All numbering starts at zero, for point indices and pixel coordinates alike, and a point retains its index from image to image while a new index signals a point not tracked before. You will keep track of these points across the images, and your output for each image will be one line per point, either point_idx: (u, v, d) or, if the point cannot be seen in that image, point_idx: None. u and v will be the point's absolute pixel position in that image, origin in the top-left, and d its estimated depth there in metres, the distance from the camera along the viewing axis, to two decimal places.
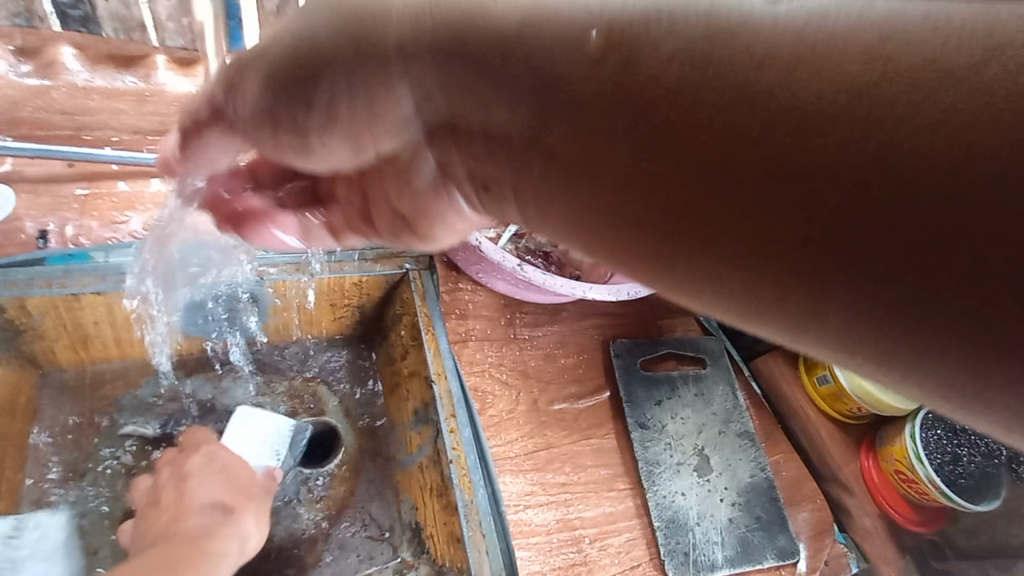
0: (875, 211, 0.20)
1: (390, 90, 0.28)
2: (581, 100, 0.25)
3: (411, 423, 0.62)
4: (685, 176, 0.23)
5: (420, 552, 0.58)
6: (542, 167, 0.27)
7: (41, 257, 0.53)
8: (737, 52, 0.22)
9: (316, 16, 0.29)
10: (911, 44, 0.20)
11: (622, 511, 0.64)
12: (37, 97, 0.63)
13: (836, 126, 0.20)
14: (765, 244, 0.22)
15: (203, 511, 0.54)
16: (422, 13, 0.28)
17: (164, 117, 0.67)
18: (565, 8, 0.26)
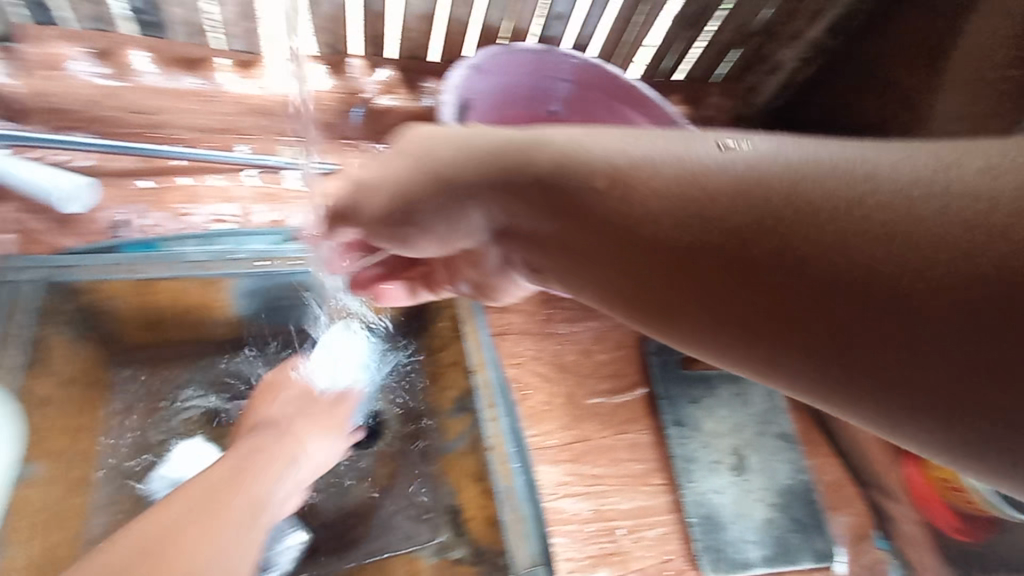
0: (847, 323, 0.29)
1: (465, 218, 0.40)
2: (621, 227, 0.35)
3: (451, 411, 0.64)
4: (708, 289, 0.32)
5: (458, 533, 0.59)
6: (595, 266, 0.37)
7: (114, 244, 0.57)
8: (729, 201, 0.32)
9: (408, 164, 0.40)
10: (830, 196, 0.30)
11: (656, 505, 0.65)
12: (112, 97, 0.67)
13: (812, 262, 0.29)
14: (770, 343, 0.32)
15: (271, 425, 0.57)
16: (488, 152, 0.39)
17: (227, 116, 0.72)
18: (595, 156, 0.36)
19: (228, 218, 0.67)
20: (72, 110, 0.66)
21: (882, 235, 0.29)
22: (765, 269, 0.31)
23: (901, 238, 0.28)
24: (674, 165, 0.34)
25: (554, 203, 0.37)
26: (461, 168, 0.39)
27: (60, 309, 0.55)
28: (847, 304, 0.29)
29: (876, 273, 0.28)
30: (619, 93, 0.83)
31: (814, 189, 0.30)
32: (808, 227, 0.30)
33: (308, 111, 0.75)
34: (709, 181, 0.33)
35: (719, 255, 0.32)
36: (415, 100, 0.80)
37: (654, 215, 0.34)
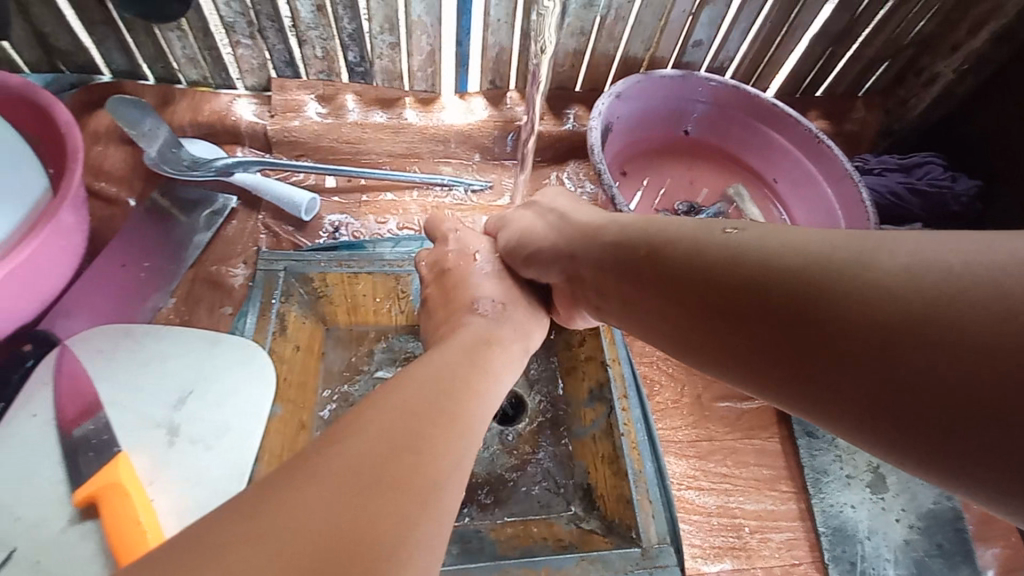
0: (830, 361, 0.32)
1: (553, 258, 0.54)
2: (652, 278, 0.44)
3: (586, 399, 0.72)
4: (722, 329, 0.39)
5: (590, 508, 0.68)
6: (637, 307, 0.45)
7: (337, 246, 0.76)
8: (737, 259, 0.39)
9: (528, 219, 0.58)
10: (818, 252, 0.35)
11: (784, 510, 0.67)
12: (329, 130, 0.85)
13: (793, 307, 0.35)
14: (779, 379, 0.36)
15: (487, 305, 0.56)
16: (570, 214, 0.55)
17: (408, 142, 0.88)
18: (632, 225, 0.47)
19: (412, 225, 0.84)
20: (300, 141, 0.85)
21: (839, 301, 0.32)
22: (745, 324, 0.37)
23: (873, 286, 0.31)
24: (686, 240, 0.42)
25: (603, 258, 0.48)
26: (557, 226, 0.55)
27: (295, 292, 0.71)
28: (808, 357, 0.34)
29: (839, 323, 0.32)
30: (752, 109, 0.87)
31: (793, 263, 0.36)
32: (795, 277, 0.35)
33: (471, 137, 0.89)
34: (712, 247, 0.40)
35: (710, 311, 0.39)
36: (560, 124, 0.90)
37: (667, 275, 0.43)
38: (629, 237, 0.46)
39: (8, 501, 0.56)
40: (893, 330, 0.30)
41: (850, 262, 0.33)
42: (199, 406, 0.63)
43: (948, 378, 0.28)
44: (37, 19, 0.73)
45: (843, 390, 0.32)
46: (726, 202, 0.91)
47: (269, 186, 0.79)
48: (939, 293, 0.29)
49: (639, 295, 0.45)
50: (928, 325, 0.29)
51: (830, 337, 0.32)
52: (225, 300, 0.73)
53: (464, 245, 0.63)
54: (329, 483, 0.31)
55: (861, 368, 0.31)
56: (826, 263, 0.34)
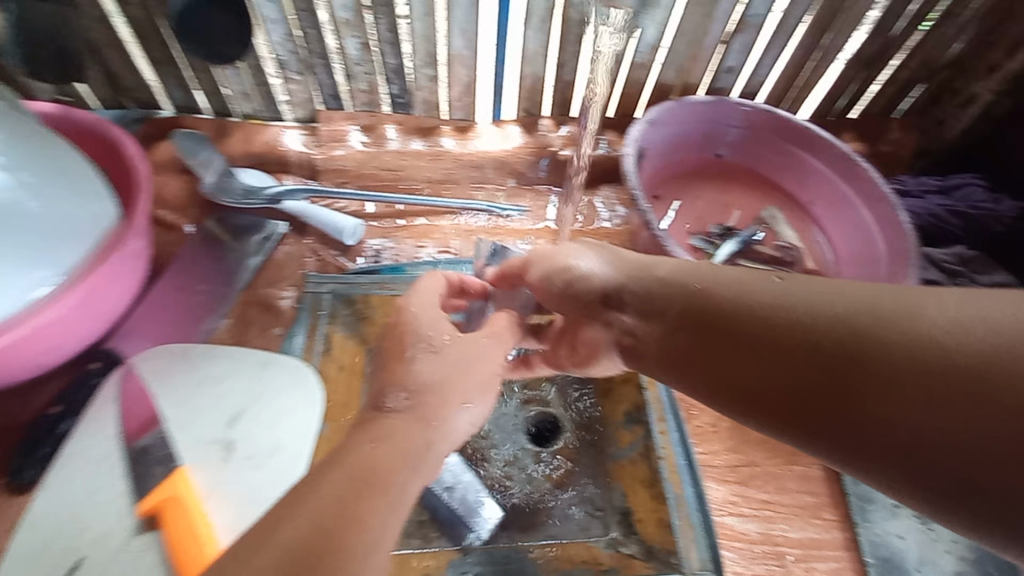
0: (861, 404, 0.35)
1: (595, 304, 0.54)
2: (688, 321, 0.46)
3: (623, 422, 0.73)
4: (753, 371, 0.41)
5: (629, 533, 0.66)
6: (670, 349, 0.47)
7: (378, 269, 0.78)
8: (775, 306, 0.41)
9: (556, 265, 0.57)
10: (858, 302, 0.38)
11: (828, 539, 0.65)
12: (372, 158, 0.89)
13: (827, 354, 0.37)
14: (807, 421, 0.38)
15: (398, 397, 0.49)
16: (608, 259, 0.54)
17: (445, 169, 0.91)
18: (674, 270, 0.49)
19: (450, 250, 0.87)
20: (345, 169, 0.89)
21: (886, 349, 0.35)
22: (783, 367, 0.40)
23: (908, 337, 0.34)
24: (727, 287, 0.44)
25: (645, 301, 0.49)
26: (598, 264, 0.54)
27: (340, 314, 0.73)
28: (849, 401, 0.36)
29: (872, 372, 0.35)
30: (789, 135, 0.88)
31: (831, 312, 0.38)
32: (832, 325, 0.38)
33: (506, 163, 0.92)
34: (753, 294, 0.43)
35: (750, 355, 0.41)
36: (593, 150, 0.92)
37: (701, 322, 0.45)
38: (671, 282, 0.48)
39: (76, 513, 0.60)
40: (930, 378, 0.33)
41: (887, 317, 0.36)
42: (253, 424, 0.66)
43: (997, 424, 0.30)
44: (109, 62, 0.79)
45: (883, 433, 0.34)
46: (761, 225, 0.91)
47: (317, 213, 0.83)
48: (992, 345, 0.31)
49: (674, 337, 0.47)
50: (978, 374, 0.31)
51: (862, 383, 0.35)
52: (274, 323, 0.75)
53: (401, 322, 0.53)
54: (298, 521, 0.40)
55: (907, 411, 0.33)
56: (865, 313, 0.37)
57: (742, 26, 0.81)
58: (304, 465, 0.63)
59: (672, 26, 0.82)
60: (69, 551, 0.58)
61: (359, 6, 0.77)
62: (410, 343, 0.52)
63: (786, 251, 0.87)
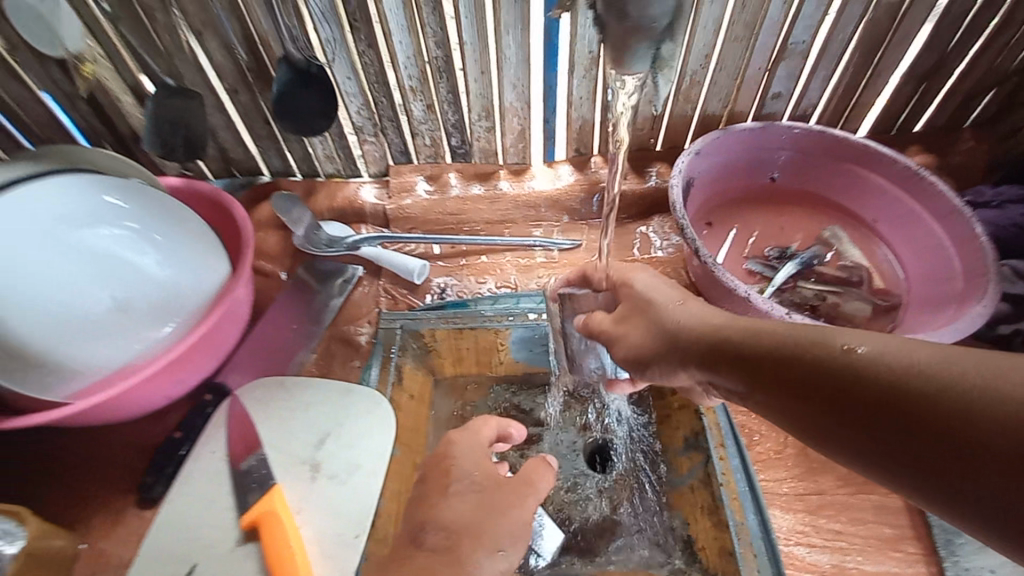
0: (941, 454, 0.35)
1: (669, 371, 0.53)
2: (763, 370, 0.45)
3: (681, 448, 0.73)
4: (831, 415, 0.41)
5: (692, 561, 0.67)
6: (745, 388, 0.47)
7: (444, 306, 0.85)
8: (854, 361, 0.40)
9: (625, 342, 0.56)
10: (937, 364, 0.37)
11: (909, 573, 0.62)
12: (436, 204, 0.98)
13: (907, 409, 0.37)
14: (887, 464, 0.38)
15: (433, 535, 0.54)
16: (678, 324, 0.52)
17: (503, 210, 0.99)
18: (743, 324, 0.48)
19: (509, 284, 0.93)
20: (414, 216, 0.98)
21: (962, 390, 0.36)
22: (853, 410, 0.40)
23: (991, 401, 0.34)
24: (804, 335, 0.44)
25: (704, 351, 0.49)
26: (667, 320, 0.53)
27: (410, 347, 0.82)
28: (925, 436, 0.36)
29: (953, 430, 0.35)
30: (848, 153, 0.86)
31: (903, 359, 0.39)
32: (914, 384, 0.37)
33: (559, 201, 0.98)
34: (828, 349, 0.42)
35: (819, 397, 0.41)
36: (643, 183, 0.96)
37: (776, 369, 0.44)
38: (734, 334, 0.48)
39: (192, 524, 0.69)
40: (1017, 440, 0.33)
41: (967, 381, 0.36)
42: (335, 446, 0.73)
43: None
44: (221, 140, 0.95)
45: (976, 481, 0.34)
46: (822, 244, 0.89)
47: (388, 258, 0.92)
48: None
49: (749, 381, 0.46)
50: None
51: (943, 440, 0.35)
52: (354, 356, 0.86)
53: (445, 453, 0.60)
54: None
55: (990, 451, 0.34)
56: (945, 367, 0.37)
57: (786, 54, 0.83)
58: (379, 485, 0.70)
59: (713, 61, 0.84)
60: (184, 557, 0.67)
61: (422, 74, 0.87)
62: (452, 474, 0.58)
63: (851, 270, 0.85)
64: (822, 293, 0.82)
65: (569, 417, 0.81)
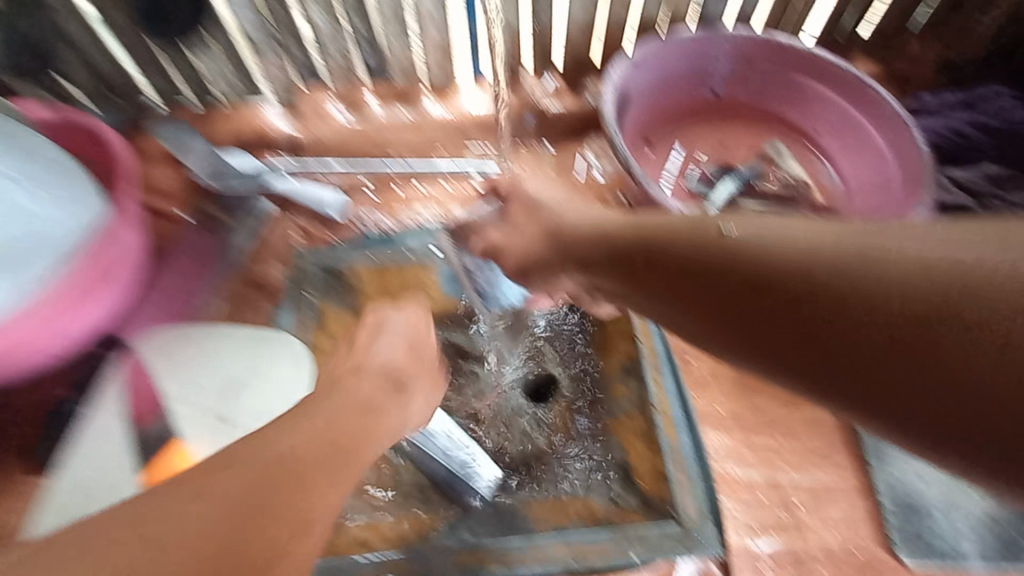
0: (871, 361, 0.33)
1: (557, 279, 0.56)
2: (664, 269, 0.44)
3: (619, 375, 0.70)
4: (753, 326, 0.38)
5: (629, 487, 0.63)
6: (654, 291, 0.45)
7: (366, 241, 0.79)
8: (758, 259, 0.39)
9: (516, 257, 0.57)
10: (835, 248, 0.36)
11: (840, 483, 0.62)
12: (355, 130, 0.89)
13: (829, 308, 0.34)
14: (815, 378, 0.36)
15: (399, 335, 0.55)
16: (567, 231, 0.53)
17: (430, 133, 0.89)
18: (638, 222, 0.48)
19: (438, 215, 0.85)
20: (327, 141, 0.88)
21: (860, 275, 0.34)
22: (775, 314, 0.37)
23: (906, 287, 0.32)
24: (691, 229, 0.44)
25: (607, 254, 0.49)
26: (559, 217, 0.54)
27: (334, 292, 0.76)
28: (834, 338, 0.34)
29: (876, 327, 0.33)
30: (792, 65, 0.82)
31: (796, 244, 0.37)
32: (827, 279, 0.35)
33: (491, 125, 0.90)
34: (720, 246, 0.41)
35: (697, 286, 0.42)
36: (580, 102, 0.90)
37: (678, 267, 0.43)
38: (629, 235, 0.48)
39: (91, 489, 0.62)
40: (936, 323, 0.31)
41: (865, 261, 0.34)
42: (249, 395, 0.68)
43: (946, 355, 0.30)
44: (89, 58, 0.79)
45: (907, 386, 0.32)
46: (762, 160, 0.85)
47: (301, 190, 0.83)
48: (948, 282, 0.31)
49: (650, 281, 0.45)
50: (932, 309, 0.31)
51: (868, 342, 0.33)
52: (264, 299, 0.78)
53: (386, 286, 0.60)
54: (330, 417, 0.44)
55: (915, 346, 0.31)
56: (841, 253, 0.35)
57: None
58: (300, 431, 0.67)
59: None
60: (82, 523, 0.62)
61: None
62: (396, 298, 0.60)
63: (794, 186, 0.82)
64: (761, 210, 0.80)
65: (504, 351, 0.75)
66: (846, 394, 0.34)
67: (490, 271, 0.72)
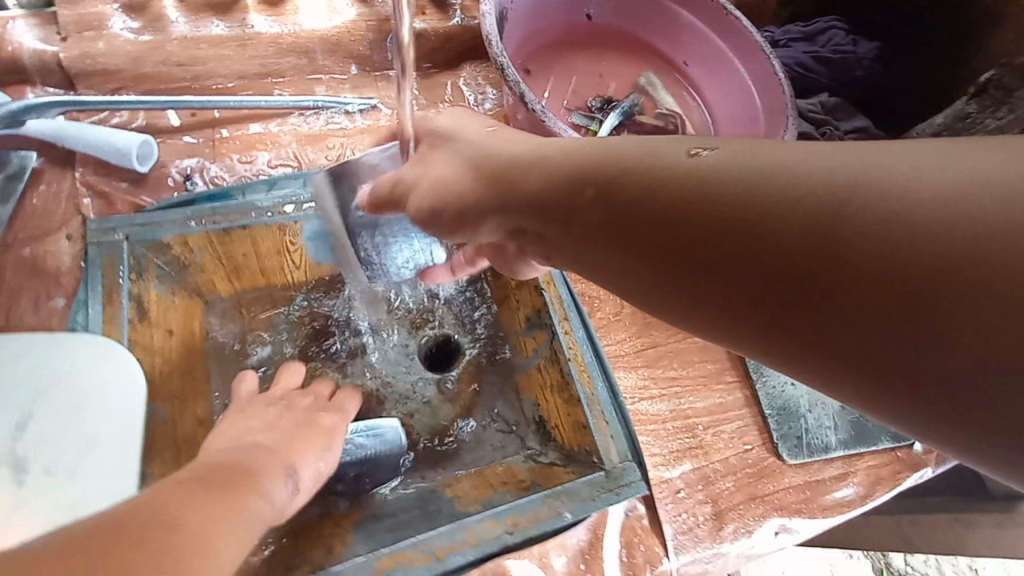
0: (882, 318, 0.25)
1: (478, 229, 0.45)
2: (609, 205, 0.35)
3: (524, 329, 0.66)
4: (722, 275, 0.30)
5: (546, 441, 0.62)
6: (596, 234, 0.36)
7: (194, 197, 0.61)
8: (734, 187, 0.30)
9: (425, 199, 0.46)
10: (835, 172, 0.27)
11: (732, 401, 0.67)
12: (154, 51, 0.67)
13: (830, 247, 0.26)
14: (798, 338, 0.28)
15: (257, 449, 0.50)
16: (485, 170, 0.43)
17: (263, 57, 0.71)
18: (575, 155, 0.38)
19: (290, 161, 0.68)
20: (120, 70, 0.67)
21: (865, 207, 0.26)
22: (755, 258, 0.29)
23: (928, 221, 0.25)
24: (645, 157, 0.35)
25: (535, 197, 0.40)
26: (462, 159, 0.45)
27: (151, 265, 0.58)
28: (833, 290, 0.26)
29: (891, 275, 0.25)
30: None
31: (782, 168, 0.29)
32: (829, 209, 0.27)
33: (342, 45, 0.73)
34: (683, 173, 0.32)
35: (645, 227, 0.33)
36: (446, 20, 0.76)
37: (626, 204, 0.34)
38: (565, 167, 0.38)
39: None
40: (971, 270, 0.23)
41: (868, 189, 0.26)
42: (50, 424, 0.51)
43: (962, 320, 0.23)
44: None
45: (925, 354, 0.24)
46: (639, 93, 0.82)
47: (80, 134, 0.61)
48: (991, 219, 0.23)
49: (591, 223, 0.36)
50: (961, 251, 0.24)
51: (878, 292, 0.25)
52: (52, 290, 0.56)
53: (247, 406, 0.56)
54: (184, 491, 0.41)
55: (944, 297, 0.24)
56: (842, 177, 0.27)
57: None
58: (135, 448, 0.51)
59: None
60: None
61: None
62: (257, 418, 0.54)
63: (669, 117, 0.80)
64: None
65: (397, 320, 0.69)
66: (840, 360, 0.27)
67: (388, 240, 0.58)
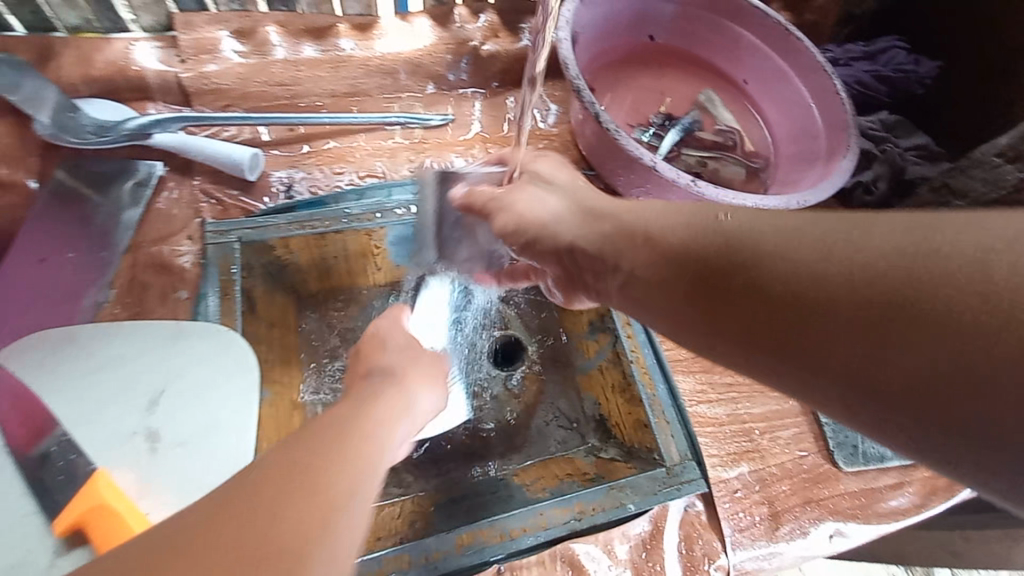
0: (865, 346, 0.29)
1: (537, 253, 0.54)
2: (655, 252, 0.43)
3: (587, 332, 0.70)
4: (738, 311, 0.35)
5: (605, 437, 0.67)
6: (644, 274, 0.43)
7: (294, 206, 0.69)
8: (751, 242, 0.37)
9: (505, 220, 0.55)
10: (833, 231, 0.33)
11: (789, 408, 0.69)
12: (258, 71, 0.75)
13: (822, 288, 0.31)
14: (800, 365, 0.32)
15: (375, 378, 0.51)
16: (560, 208, 0.52)
17: (351, 76, 0.78)
18: (632, 211, 0.47)
19: (376, 173, 0.74)
20: (227, 88, 0.75)
21: (850, 254, 0.31)
22: (764, 296, 0.34)
23: (900, 264, 0.29)
24: (690, 215, 0.42)
25: (597, 238, 0.48)
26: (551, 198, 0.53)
27: (257, 264, 0.65)
28: (821, 320, 0.31)
29: (872, 307, 0.29)
30: (724, 11, 0.82)
31: (791, 230, 0.35)
32: (823, 257, 0.32)
33: (422, 65, 0.79)
34: (714, 230, 0.39)
35: (676, 264, 0.40)
36: (515, 43, 0.81)
37: (669, 252, 0.41)
38: (625, 216, 0.47)
39: None
40: (936, 302, 0.27)
41: (855, 242, 0.32)
42: (176, 404, 0.58)
43: (926, 342, 0.27)
44: None
45: (899, 375, 0.28)
46: (698, 110, 0.86)
47: (197, 145, 0.69)
48: (959, 262, 0.27)
49: (643, 265, 0.43)
50: (924, 287, 0.28)
51: (860, 322, 0.29)
52: (176, 285, 0.64)
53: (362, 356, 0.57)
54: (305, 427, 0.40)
55: (907, 322, 0.27)
56: (836, 235, 0.33)
57: None
58: (252, 425, 0.58)
59: None
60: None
61: None
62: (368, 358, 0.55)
63: (727, 134, 0.84)
64: (702, 161, 0.81)
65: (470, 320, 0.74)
66: (830, 383, 0.30)
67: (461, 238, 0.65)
